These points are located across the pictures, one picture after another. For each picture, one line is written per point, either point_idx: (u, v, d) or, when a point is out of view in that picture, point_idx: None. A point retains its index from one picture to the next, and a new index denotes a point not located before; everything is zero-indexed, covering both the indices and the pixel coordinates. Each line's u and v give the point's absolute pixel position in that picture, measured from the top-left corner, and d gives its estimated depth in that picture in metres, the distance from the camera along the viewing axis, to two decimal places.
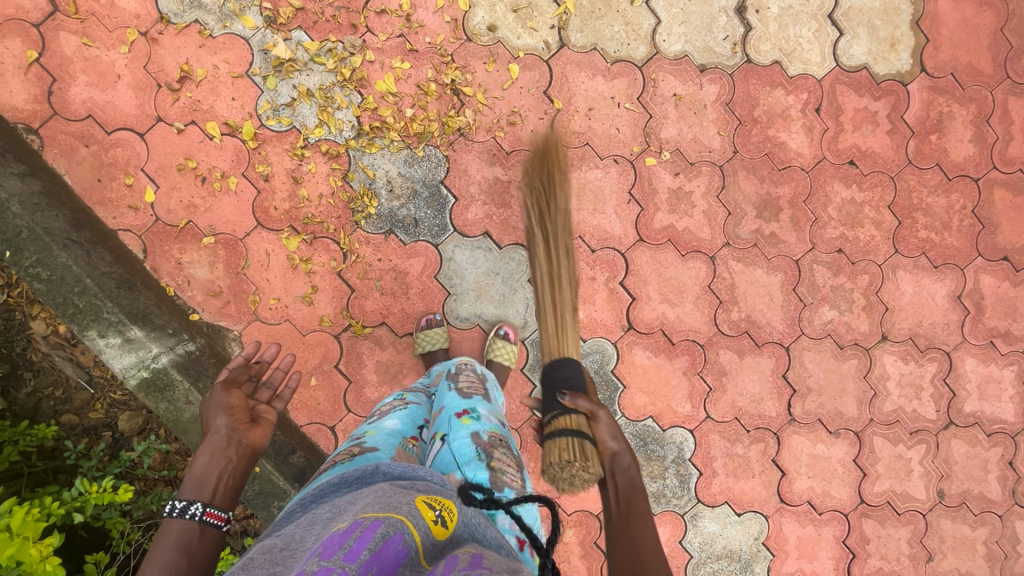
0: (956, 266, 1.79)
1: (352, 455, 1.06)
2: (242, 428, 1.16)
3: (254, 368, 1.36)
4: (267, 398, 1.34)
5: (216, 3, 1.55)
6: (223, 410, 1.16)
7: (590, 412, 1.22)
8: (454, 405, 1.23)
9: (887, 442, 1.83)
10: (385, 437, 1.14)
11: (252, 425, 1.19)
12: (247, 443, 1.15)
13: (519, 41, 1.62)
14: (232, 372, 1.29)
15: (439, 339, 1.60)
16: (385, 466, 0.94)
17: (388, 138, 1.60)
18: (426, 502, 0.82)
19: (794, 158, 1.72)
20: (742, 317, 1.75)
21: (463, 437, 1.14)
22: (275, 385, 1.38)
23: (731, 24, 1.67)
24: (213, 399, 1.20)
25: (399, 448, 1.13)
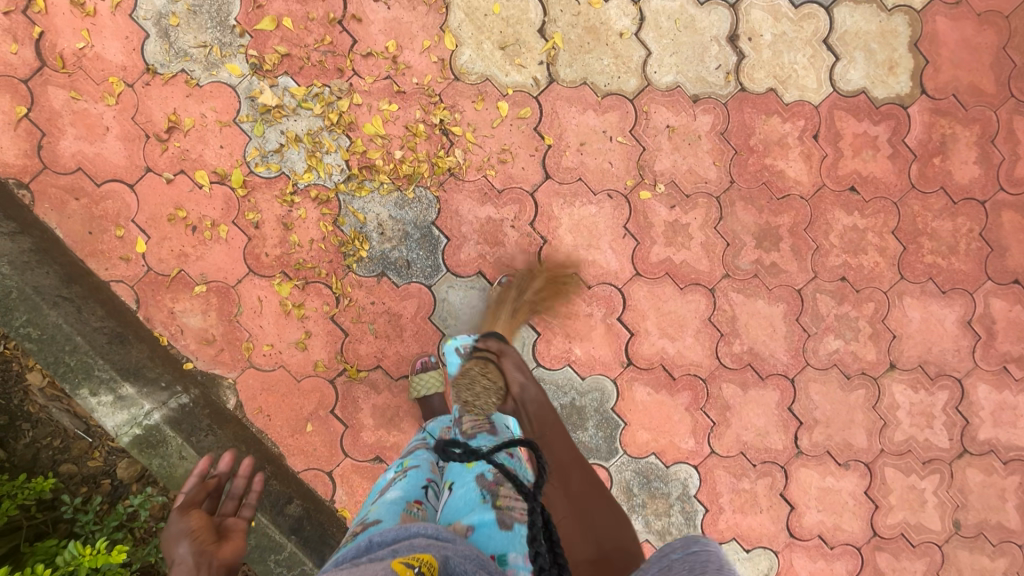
0: (965, 291, 1.74)
1: (354, 535, 0.98)
2: (210, 550, 1.01)
3: (212, 481, 1.15)
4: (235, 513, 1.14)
5: (202, 52, 1.54)
6: (185, 538, 1.00)
7: (498, 350, 1.42)
8: (459, 448, 1.18)
9: (899, 473, 1.78)
10: (388, 506, 1.04)
11: (220, 543, 1.04)
12: (219, 563, 1.00)
13: (507, 78, 1.60)
14: (187, 493, 1.11)
15: (433, 382, 1.58)
16: (376, 536, 0.89)
17: (378, 181, 1.59)
18: (404, 563, 0.79)
19: (792, 186, 1.68)
20: (744, 350, 1.71)
21: (468, 481, 1.10)
22: (240, 495, 1.17)
23: (723, 53, 1.64)
24: (167, 528, 1.03)
25: (405, 514, 1.02)
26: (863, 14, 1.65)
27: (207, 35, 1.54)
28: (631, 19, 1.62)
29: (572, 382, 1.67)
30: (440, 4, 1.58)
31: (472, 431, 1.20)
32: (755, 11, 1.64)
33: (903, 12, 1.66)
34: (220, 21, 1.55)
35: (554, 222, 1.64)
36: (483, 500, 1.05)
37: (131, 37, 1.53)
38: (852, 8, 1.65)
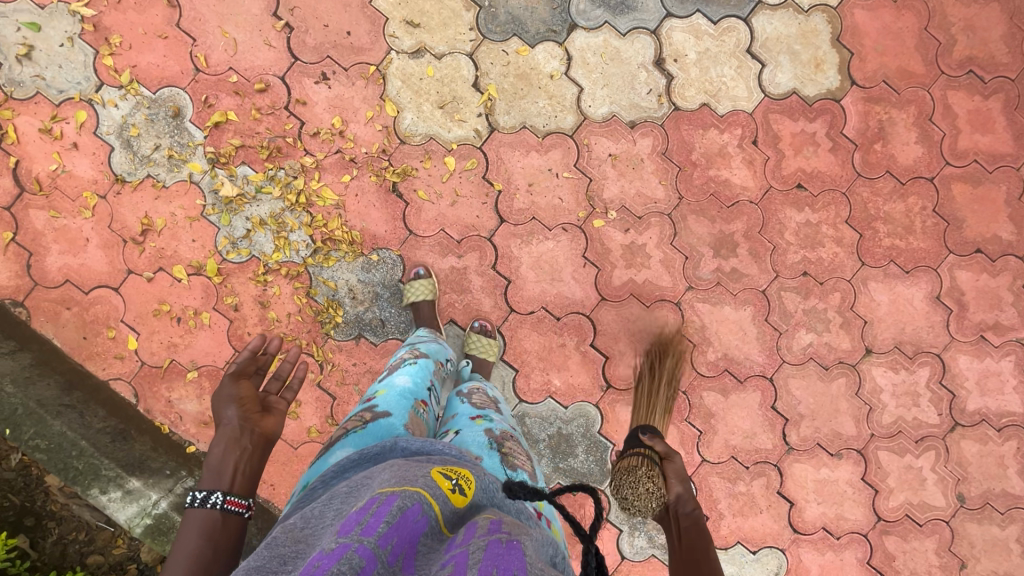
0: (928, 268, 1.76)
1: (365, 423, 1.09)
2: (254, 418, 1.11)
3: (262, 358, 1.24)
4: (280, 389, 1.25)
5: (164, 155, 1.65)
6: (233, 401, 1.12)
7: (665, 453, 1.39)
8: (466, 410, 1.23)
9: (893, 455, 1.80)
10: (396, 399, 1.17)
11: (264, 414, 1.14)
12: (261, 432, 1.10)
13: (450, 134, 1.68)
14: (239, 363, 1.20)
15: (425, 290, 1.64)
16: (403, 442, 0.94)
17: (342, 249, 1.67)
18: (443, 471, 0.82)
19: (740, 193, 1.73)
20: (718, 357, 1.76)
21: (476, 430, 1.15)
22: (285, 377, 1.26)
23: (652, 78, 1.70)
24: (222, 389, 1.15)
25: (412, 413, 1.16)
26: (782, 18, 1.71)
27: (166, 139, 1.65)
28: (559, 60, 1.70)
29: (556, 412, 1.72)
30: (377, 75, 1.67)
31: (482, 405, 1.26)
32: (677, 33, 1.70)
33: (820, 11, 1.72)
34: (176, 123, 1.65)
35: (515, 262, 1.71)
36: (489, 445, 1.11)
37: (97, 152, 1.65)
38: (770, 15, 1.71)
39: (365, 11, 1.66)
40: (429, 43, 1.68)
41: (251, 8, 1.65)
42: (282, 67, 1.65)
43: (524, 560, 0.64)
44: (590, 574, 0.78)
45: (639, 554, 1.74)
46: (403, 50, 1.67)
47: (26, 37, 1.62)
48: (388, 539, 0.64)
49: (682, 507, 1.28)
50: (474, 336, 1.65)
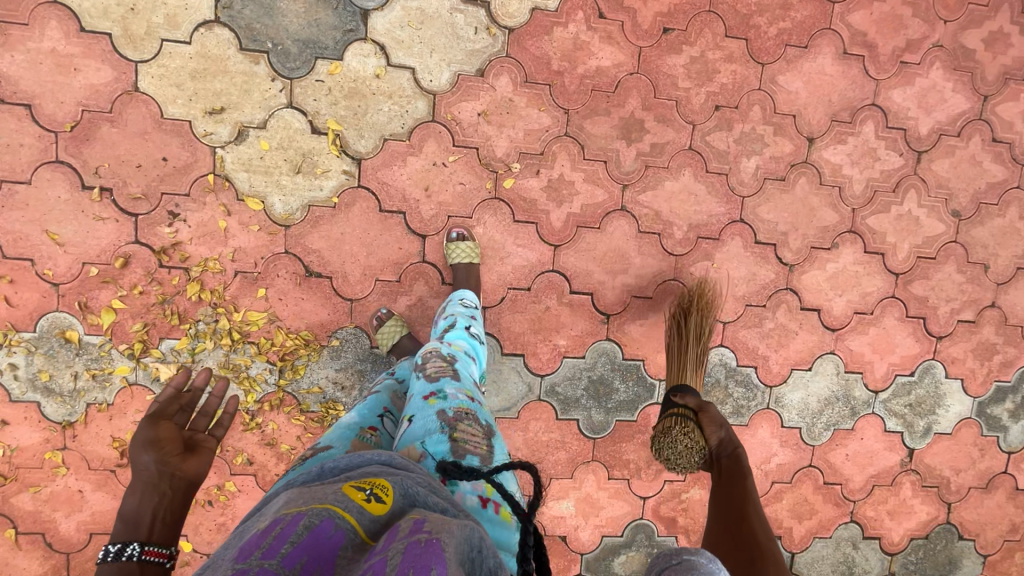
0: (823, 30, 1.69)
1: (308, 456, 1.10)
2: (175, 461, 1.07)
3: (186, 395, 1.21)
4: (207, 426, 1.21)
5: (88, 378, 1.55)
6: (148, 446, 1.07)
7: (698, 406, 1.52)
8: (421, 389, 1.26)
9: (881, 215, 1.80)
10: (344, 432, 1.18)
11: (188, 456, 1.11)
12: (182, 476, 1.07)
13: (324, 190, 1.57)
14: (161, 403, 1.17)
15: (395, 328, 1.59)
16: (328, 464, 0.96)
17: (303, 353, 1.61)
18: (356, 486, 0.85)
19: (616, 71, 1.63)
20: (686, 230, 1.73)
21: (428, 415, 1.18)
22: (212, 413, 1.22)
23: (470, 15, 1.55)
24: (137, 435, 1.10)
25: (356, 440, 1.18)
26: None
27: (78, 363, 1.54)
28: (375, 55, 1.53)
29: (579, 366, 1.73)
30: (219, 181, 1.53)
31: (436, 375, 1.29)
32: None
33: None
34: (76, 344, 1.54)
35: None
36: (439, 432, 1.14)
37: (28, 414, 1.55)
38: None
39: (163, 128, 1.49)
40: (244, 119, 1.52)
41: (57, 195, 1.48)
42: (128, 231, 1.51)
43: (443, 556, 0.64)
44: (528, 550, 0.82)
45: None
46: (226, 141, 1.52)
47: None
48: (295, 558, 0.66)
49: (723, 451, 1.49)
50: (454, 246, 1.60)
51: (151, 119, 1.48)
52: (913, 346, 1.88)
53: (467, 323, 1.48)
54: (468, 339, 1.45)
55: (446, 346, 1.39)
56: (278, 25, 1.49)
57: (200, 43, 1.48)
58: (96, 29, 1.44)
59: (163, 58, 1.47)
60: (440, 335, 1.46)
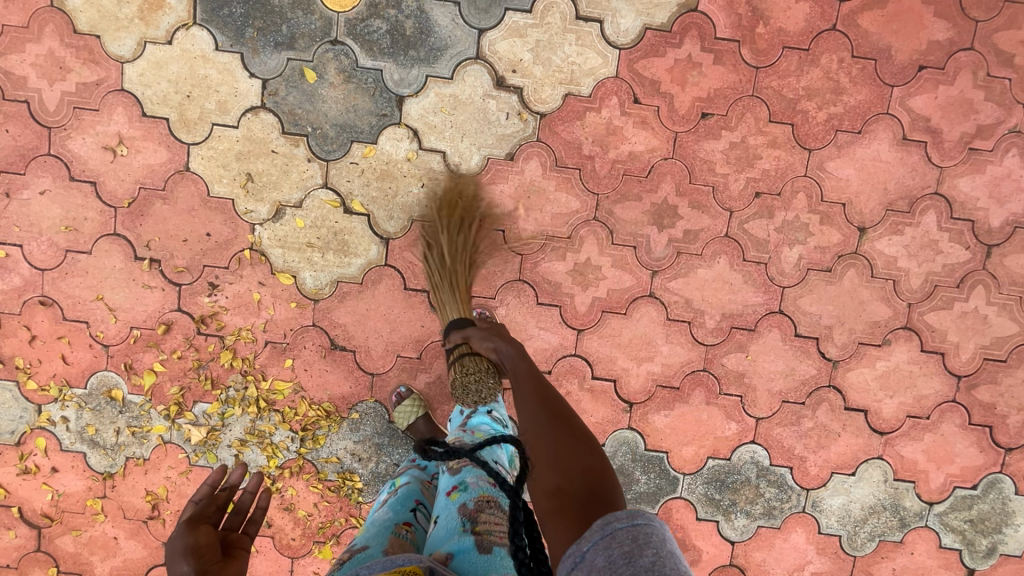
0: (880, 116, 1.57)
1: (342, 562, 1.11)
2: (215, 570, 1.01)
3: (221, 493, 1.18)
4: (239, 525, 1.20)
5: (128, 434, 1.65)
6: (189, 554, 0.99)
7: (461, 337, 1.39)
8: (445, 483, 1.25)
9: (942, 312, 1.64)
10: (376, 529, 1.17)
11: (225, 563, 1.04)
12: None
13: (353, 267, 1.61)
14: (197, 506, 1.13)
15: (413, 408, 1.59)
16: (363, 571, 0.99)
17: (324, 424, 1.65)
18: None
19: (650, 157, 1.58)
20: (719, 319, 1.64)
21: (451, 511, 1.17)
22: (245, 510, 1.23)
23: (502, 101, 1.55)
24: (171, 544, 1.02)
25: (393, 537, 1.15)
26: None
27: (121, 420, 1.65)
28: (408, 139, 1.57)
29: None
30: (256, 255, 1.60)
31: (458, 467, 1.26)
32: (500, 44, 1.53)
33: None
34: (120, 402, 1.64)
35: None
36: (464, 526, 1.13)
37: (75, 463, 1.67)
38: None
39: (210, 206, 1.58)
40: (282, 199, 1.58)
41: (113, 264, 1.60)
42: (172, 300, 1.61)
43: None
44: (517, 527, 0.92)
45: (745, 532, 1.71)
46: (265, 219, 1.59)
47: None
48: None
49: (502, 356, 1.27)
50: None
51: (199, 197, 1.58)
52: (977, 456, 1.69)
53: (487, 408, 1.44)
54: (490, 426, 1.39)
55: (468, 436, 1.35)
56: (319, 111, 1.56)
57: (246, 127, 1.56)
58: (156, 114, 1.55)
59: (213, 141, 1.56)
60: (462, 424, 1.41)
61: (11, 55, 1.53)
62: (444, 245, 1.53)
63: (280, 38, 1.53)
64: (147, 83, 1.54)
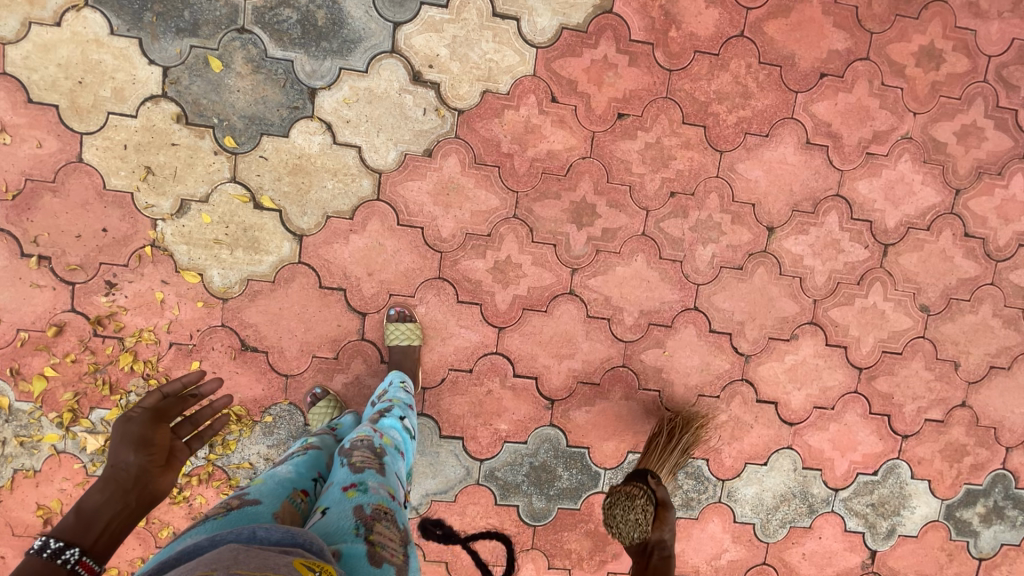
0: (785, 120, 1.64)
1: (227, 510, 1.04)
2: (153, 473, 1.09)
3: (189, 398, 1.20)
4: (190, 434, 1.18)
5: (16, 444, 1.53)
6: (135, 446, 1.09)
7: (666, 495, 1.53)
8: (342, 478, 1.16)
9: (843, 307, 1.73)
10: (271, 488, 1.13)
11: (164, 471, 1.11)
12: (152, 490, 1.08)
13: (264, 265, 1.55)
14: (163, 401, 1.16)
15: (326, 410, 1.54)
16: (261, 531, 0.87)
17: (235, 428, 1.58)
18: (306, 564, 0.82)
19: (569, 155, 1.60)
20: (637, 316, 1.68)
21: (344, 511, 1.08)
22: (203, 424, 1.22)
23: (419, 96, 1.53)
24: (127, 427, 1.11)
25: (285, 503, 1.11)
26: None
27: (7, 430, 1.53)
28: (321, 133, 1.52)
29: (520, 452, 1.68)
30: (159, 252, 1.52)
31: (361, 466, 1.19)
32: (415, 38, 1.51)
33: None
34: (5, 410, 1.52)
35: None
36: (355, 530, 1.04)
37: None
38: None
39: (106, 199, 1.49)
40: (186, 193, 1.51)
41: None
42: (64, 300, 1.51)
43: None
44: None
45: None
46: (168, 213, 1.51)
47: None
48: None
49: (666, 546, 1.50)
50: (391, 325, 1.57)
51: (93, 190, 1.49)
52: (877, 444, 1.79)
53: (401, 414, 1.40)
54: (401, 432, 1.35)
55: (377, 437, 1.29)
56: (225, 101, 1.49)
57: (146, 116, 1.48)
58: (43, 100, 1.45)
59: (108, 130, 1.47)
60: (373, 420, 1.36)
61: None
62: (677, 455, 1.60)
63: (182, 24, 1.46)
64: (33, 66, 1.44)
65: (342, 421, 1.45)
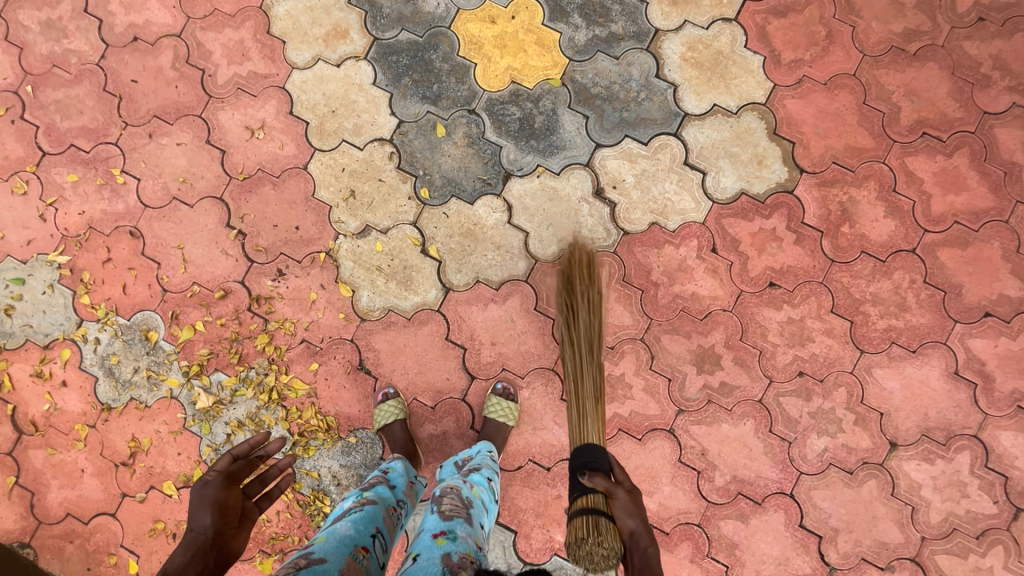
0: (936, 343, 1.62)
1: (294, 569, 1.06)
2: (228, 534, 1.10)
3: (256, 460, 1.23)
4: (257, 493, 1.22)
5: (143, 376, 1.70)
6: (213, 508, 1.10)
7: (606, 490, 1.28)
8: (431, 525, 1.21)
9: (954, 558, 1.58)
10: (335, 545, 1.15)
11: (237, 530, 1.13)
12: (227, 550, 1.10)
13: (407, 302, 1.70)
14: (233, 465, 1.19)
15: (394, 411, 1.61)
16: None
17: (320, 437, 1.66)
18: None
19: (711, 303, 1.66)
20: (728, 480, 1.62)
21: (433, 557, 1.12)
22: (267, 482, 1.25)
23: (595, 208, 1.69)
24: (206, 493, 1.12)
25: (350, 560, 1.14)
26: (712, 125, 1.68)
27: (143, 361, 1.71)
28: (500, 211, 1.70)
29: (566, 569, 1.60)
30: (329, 260, 1.71)
31: (450, 514, 1.24)
32: (610, 161, 1.69)
33: (750, 110, 1.68)
34: (151, 344, 1.71)
35: None
36: None
37: (84, 385, 1.72)
38: (699, 124, 1.68)
39: (309, 204, 1.73)
40: (373, 221, 1.72)
41: (205, 223, 1.74)
42: (240, 272, 1.72)
43: None
44: None
45: None
46: (351, 232, 1.72)
47: (13, 292, 1.74)
48: None
49: (636, 545, 1.23)
50: (492, 398, 1.62)
51: (303, 194, 1.73)
52: None
53: (489, 475, 1.44)
54: (487, 492, 1.39)
55: (466, 489, 1.35)
56: (435, 161, 1.73)
57: (369, 152, 1.74)
58: (300, 116, 1.76)
59: (336, 153, 1.74)
60: (462, 475, 1.41)
61: (208, 32, 1.79)
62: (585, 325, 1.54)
63: (428, 93, 1.74)
64: (305, 89, 1.76)
65: (392, 469, 1.44)
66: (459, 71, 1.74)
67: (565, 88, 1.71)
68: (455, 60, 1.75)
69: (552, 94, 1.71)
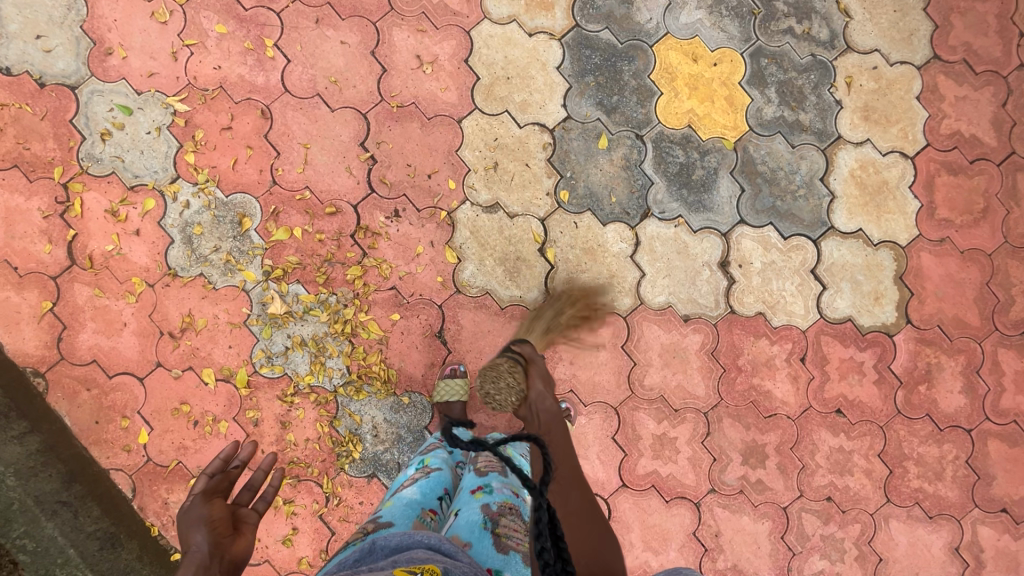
0: (952, 517, 1.74)
1: (366, 533, 1.08)
2: (226, 542, 0.94)
3: (233, 470, 1.10)
4: (248, 502, 1.09)
5: (221, 258, 1.62)
6: (202, 525, 0.95)
7: (530, 354, 1.36)
8: (469, 482, 1.23)
9: None
10: (402, 509, 1.16)
11: (236, 536, 0.97)
12: (231, 559, 0.93)
13: (507, 292, 1.67)
14: (210, 481, 1.06)
15: (458, 391, 1.58)
16: (380, 540, 0.96)
17: (375, 385, 1.64)
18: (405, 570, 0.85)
19: (779, 406, 1.72)
20: (728, 566, 1.69)
21: (473, 507, 1.15)
22: (258, 486, 1.11)
23: (714, 277, 1.70)
24: (187, 513, 0.98)
25: (417, 521, 1.14)
26: (851, 247, 1.72)
27: (227, 243, 1.63)
28: (628, 243, 1.69)
29: None
30: (447, 221, 1.66)
31: (486, 469, 1.26)
32: (746, 239, 1.71)
33: (888, 247, 1.72)
34: (241, 230, 1.63)
35: None
36: (485, 525, 1.11)
37: (157, 242, 1.62)
38: (839, 240, 1.72)
39: (449, 158, 1.67)
40: (504, 201, 1.68)
41: (340, 134, 1.66)
42: (356, 196, 1.65)
43: None
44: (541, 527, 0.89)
45: None
46: (478, 203, 1.67)
47: (116, 119, 1.62)
48: None
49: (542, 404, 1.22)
50: None
51: (447, 146, 1.67)
52: None
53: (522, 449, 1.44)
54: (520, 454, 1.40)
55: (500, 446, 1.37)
56: (586, 169, 1.69)
57: (527, 133, 1.69)
58: (474, 68, 1.69)
59: (494, 121, 1.68)
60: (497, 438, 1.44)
61: None
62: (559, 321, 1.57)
63: (605, 101, 1.70)
64: (489, 46, 1.69)
65: None
66: (643, 93, 1.71)
67: (734, 154, 1.71)
68: (643, 80, 1.71)
69: (721, 154, 1.71)
